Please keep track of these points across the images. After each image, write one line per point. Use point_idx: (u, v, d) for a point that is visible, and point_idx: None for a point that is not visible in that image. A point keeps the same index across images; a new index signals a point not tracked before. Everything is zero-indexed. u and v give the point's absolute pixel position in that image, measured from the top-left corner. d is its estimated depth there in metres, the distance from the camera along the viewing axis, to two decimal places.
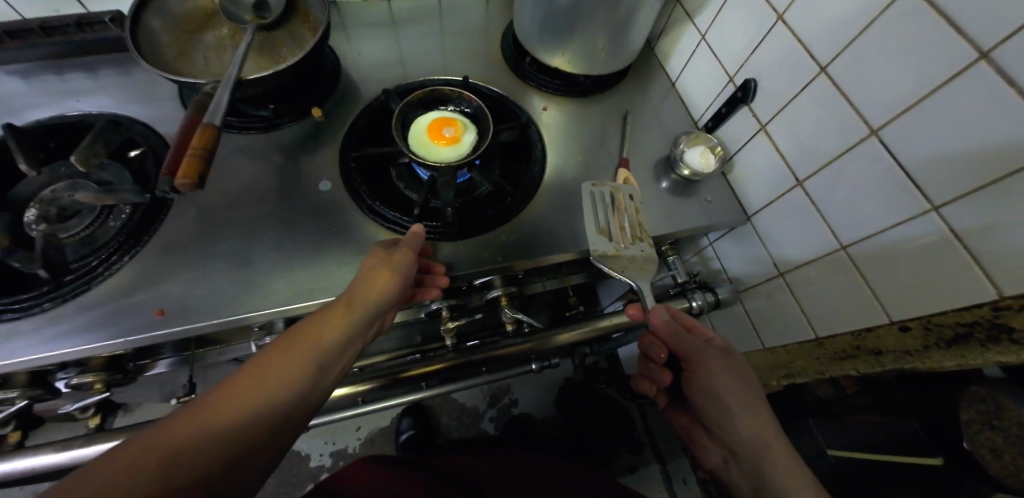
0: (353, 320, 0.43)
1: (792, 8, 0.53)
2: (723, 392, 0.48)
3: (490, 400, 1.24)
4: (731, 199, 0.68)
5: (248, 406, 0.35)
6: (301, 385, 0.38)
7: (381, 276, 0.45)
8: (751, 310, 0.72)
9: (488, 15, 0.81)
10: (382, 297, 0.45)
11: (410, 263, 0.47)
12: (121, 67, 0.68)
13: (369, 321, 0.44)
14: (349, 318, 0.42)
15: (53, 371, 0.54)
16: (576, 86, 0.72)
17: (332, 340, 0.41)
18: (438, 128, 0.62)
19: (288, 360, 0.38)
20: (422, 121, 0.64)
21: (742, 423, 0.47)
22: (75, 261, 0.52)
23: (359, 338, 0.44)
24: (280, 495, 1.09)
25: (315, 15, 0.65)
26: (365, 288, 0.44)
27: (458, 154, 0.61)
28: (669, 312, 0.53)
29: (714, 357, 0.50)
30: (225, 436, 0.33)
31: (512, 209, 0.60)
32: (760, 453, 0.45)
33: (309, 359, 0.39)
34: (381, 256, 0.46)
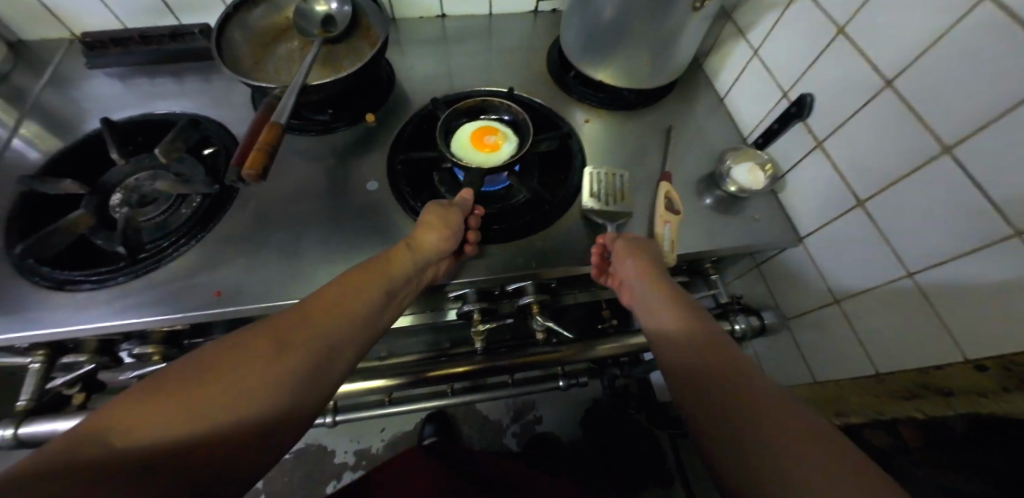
0: (401, 267, 0.46)
1: (855, 20, 0.50)
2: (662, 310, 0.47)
3: (514, 414, 1.22)
4: (780, 218, 0.64)
5: (329, 325, 0.38)
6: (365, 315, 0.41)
7: (432, 230, 0.50)
8: (801, 339, 0.67)
9: (535, 32, 0.84)
10: (433, 248, 0.49)
11: (457, 222, 0.52)
12: (203, 74, 0.76)
13: (416, 270, 0.48)
14: (409, 263, 0.47)
15: (119, 341, 0.59)
16: (619, 100, 0.73)
17: (396, 277, 0.45)
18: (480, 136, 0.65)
19: (360, 286, 0.42)
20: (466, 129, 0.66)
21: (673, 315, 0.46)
22: (149, 241, 0.58)
23: (407, 285, 0.47)
24: (304, 488, 1.12)
25: (375, 29, 0.70)
26: (418, 239, 0.49)
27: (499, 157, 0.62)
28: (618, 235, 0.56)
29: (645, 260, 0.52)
30: (311, 349, 0.36)
31: (548, 217, 0.60)
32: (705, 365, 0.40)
33: (378, 290, 0.43)
34: (432, 214, 0.51)
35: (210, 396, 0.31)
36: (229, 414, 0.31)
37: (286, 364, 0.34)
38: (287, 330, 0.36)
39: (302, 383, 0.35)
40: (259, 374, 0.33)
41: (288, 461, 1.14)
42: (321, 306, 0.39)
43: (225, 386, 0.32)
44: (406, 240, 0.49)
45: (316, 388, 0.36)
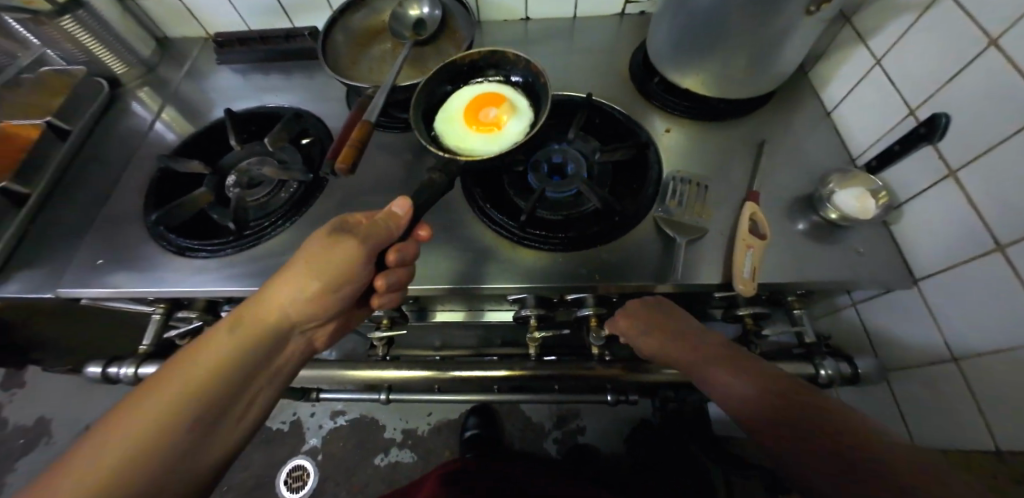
0: (251, 329, 0.43)
1: (1014, 29, 0.41)
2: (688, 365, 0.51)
3: (556, 420, 1.21)
4: (890, 254, 0.56)
5: (143, 419, 0.35)
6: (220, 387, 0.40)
7: (291, 278, 0.45)
8: (902, 396, 0.58)
9: (620, 35, 0.81)
10: (293, 297, 0.45)
11: (346, 259, 0.45)
12: (308, 71, 0.84)
13: (273, 329, 0.45)
14: (258, 320, 0.44)
15: (222, 304, 0.67)
16: (705, 109, 0.68)
17: (244, 340, 0.43)
18: (472, 113, 0.67)
19: (191, 364, 0.40)
20: (450, 107, 0.68)
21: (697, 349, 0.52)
22: (253, 220, 0.65)
23: (263, 349, 0.44)
24: (356, 455, 1.21)
25: (461, 32, 0.73)
26: (275, 293, 0.45)
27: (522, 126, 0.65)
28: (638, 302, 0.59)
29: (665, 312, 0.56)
30: (120, 452, 0.33)
31: (617, 229, 0.58)
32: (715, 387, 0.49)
33: (215, 359, 0.40)
34: (293, 263, 0.46)
35: None
36: None
37: (101, 467, 0.32)
38: (91, 440, 0.34)
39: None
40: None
41: (345, 428, 1.24)
42: (145, 395, 0.37)
43: None
44: (260, 297, 0.45)
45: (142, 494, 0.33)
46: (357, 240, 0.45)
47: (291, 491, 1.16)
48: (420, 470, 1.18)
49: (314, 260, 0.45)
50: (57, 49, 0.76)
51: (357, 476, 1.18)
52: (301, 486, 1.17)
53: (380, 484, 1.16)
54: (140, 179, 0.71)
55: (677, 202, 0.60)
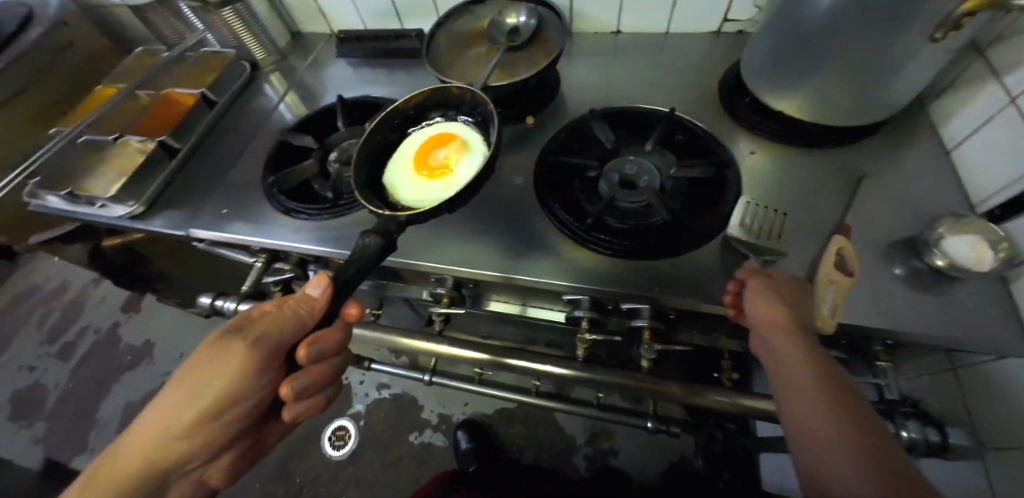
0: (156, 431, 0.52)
1: None
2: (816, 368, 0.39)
3: (589, 436, 1.19)
4: (1009, 316, 0.48)
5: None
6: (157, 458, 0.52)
7: (182, 383, 0.52)
8: (1006, 484, 0.49)
9: (713, 54, 0.79)
10: (186, 400, 0.52)
11: (236, 366, 0.50)
12: (409, 68, 0.92)
13: (171, 426, 0.52)
14: (160, 423, 0.52)
15: (311, 261, 0.76)
16: (796, 134, 0.65)
17: (152, 439, 0.52)
18: (422, 159, 0.69)
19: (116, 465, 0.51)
20: (399, 160, 0.70)
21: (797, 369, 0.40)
22: (347, 192, 0.73)
23: (168, 443, 0.52)
24: (393, 428, 1.28)
25: (552, 40, 0.76)
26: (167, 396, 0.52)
27: (478, 158, 0.66)
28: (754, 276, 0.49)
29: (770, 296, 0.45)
30: None
31: (684, 244, 0.57)
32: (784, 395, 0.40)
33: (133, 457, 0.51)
34: (185, 368, 0.53)
35: None
36: None
37: None
38: None
39: None
40: None
41: (388, 401, 1.32)
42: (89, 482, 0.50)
43: None
44: (158, 401, 0.53)
45: None
46: (247, 344, 0.50)
47: (333, 449, 1.26)
48: (449, 455, 1.22)
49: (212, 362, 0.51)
50: (216, 34, 0.92)
51: (392, 449, 1.25)
52: (342, 445, 1.27)
53: (411, 460, 1.22)
54: (261, 148, 0.83)
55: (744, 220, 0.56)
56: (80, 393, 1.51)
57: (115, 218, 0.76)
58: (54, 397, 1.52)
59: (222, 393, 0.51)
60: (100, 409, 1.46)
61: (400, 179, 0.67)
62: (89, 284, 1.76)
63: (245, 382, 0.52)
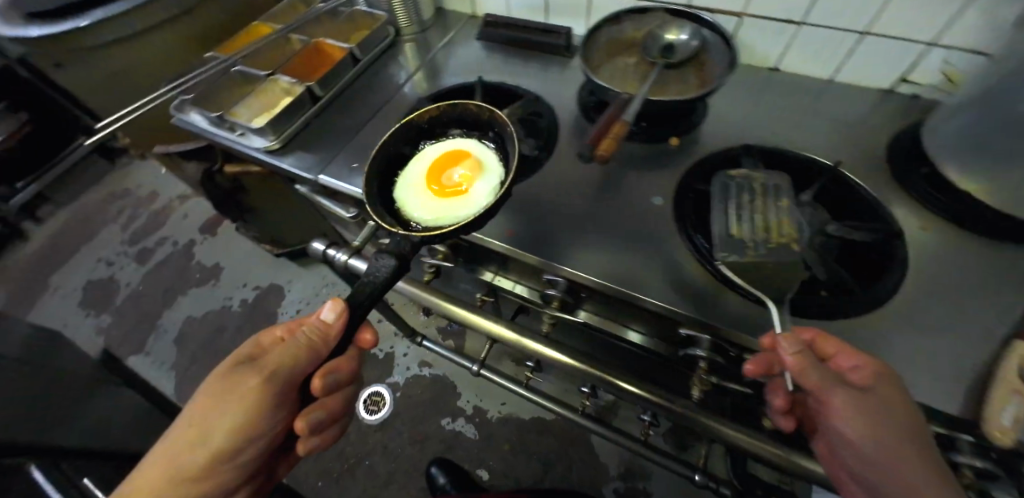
0: (186, 447, 0.57)
1: None
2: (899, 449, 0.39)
3: (623, 470, 1.15)
4: None
5: None
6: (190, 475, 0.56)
7: (209, 405, 0.57)
8: None
9: (880, 114, 0.74)
10: (213, 421, 0.56)
11: (256, 392, 0.55)
12: (544, 59, 0.90)
13: (199, 445, 0.57)
14: (192, 441, 0.57)
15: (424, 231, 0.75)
16: (982, 219, 0.58)
17: (182, 457, 0.57)
18: (436, 175, 0.70)
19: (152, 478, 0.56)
20: (411, 176, 0.71)
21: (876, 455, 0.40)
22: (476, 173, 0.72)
23: (194, 462, 0.57)
24: (428, 408, 1.29)
25: (713, 65, 0.72)
26: (199, 417, 0.58)
27: (495, 176, 0.69)
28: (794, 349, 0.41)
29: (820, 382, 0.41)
30: None
31: (839, 311, 0.52)
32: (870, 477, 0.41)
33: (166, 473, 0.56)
34: (213, 390, 0.59)
35: None
36: None
37: None
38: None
39: None
40: None
41: (428, 380, 1.33)
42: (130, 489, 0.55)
43: None
44: (191, 422, 0.59)
45: None
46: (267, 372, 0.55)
47: (367, 411, 1.29)
48: (477, 450, 1.21)
49: (236, 386, 0.56)
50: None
51: (423, 426, 1.26)
52: (376, 410, 1.29)
53: (437, 445, 1.22)
54: (391, 112, 0.84)
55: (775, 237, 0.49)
56: (148, 296, 1.62)
57: (249, 147, 0.79)
58: (126, 294, 1.63)
59: (242, 419, 0.56)
60: (163, 316, 1.56)
61: (412, 195, 0.69)
62: (176, 198, 1.88)
63: (263, 411, 0.56)
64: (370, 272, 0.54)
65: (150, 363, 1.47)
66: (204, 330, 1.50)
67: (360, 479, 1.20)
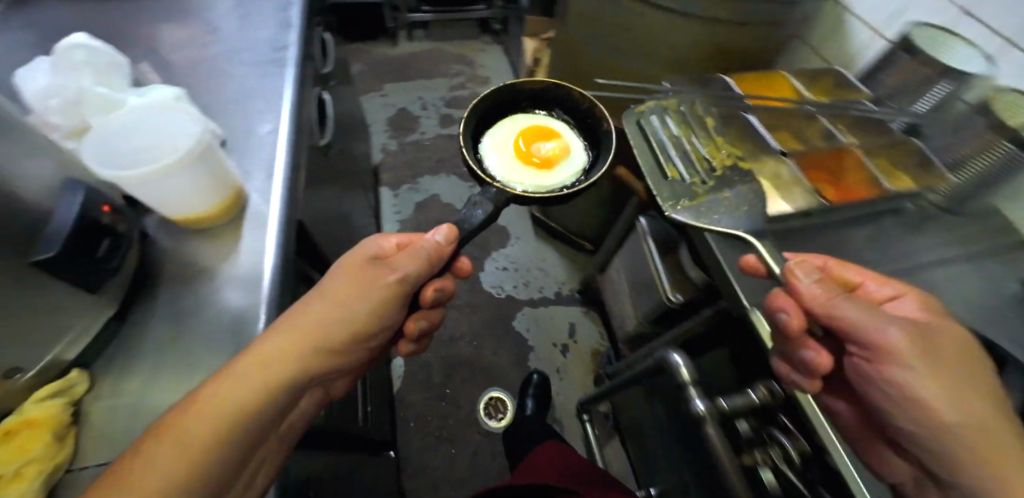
0: (332, 310, 0.52)
1: None
2: (983, 435, 0.38)
3: None
4: None
5: (268, 369, 0.43)
6: (320, 348, 0.49)
7: (356, 279, 0.55)
8: None
9: None
10: (355, 289, 0.54)
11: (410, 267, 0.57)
12: None
13: (343, 316, 0.52)
14: (332, 309, 0.52)
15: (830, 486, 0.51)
16: None
17: (324, 319, 0.50)
18: (527, 146, 0.84)
19: (298, 334, 0.47)
20: (496, 136, 0.86)
21: (949, 405, 0.39)
22: None
23: (332, 329, 0.51)
24: None
25: None
26: (337, 285, 0.54)
27: (576, 160, 0.84)
28: (811, 276, 0.47)
29: (842, 307, 0.45)
30: (246, 382, 0.41)
31: None
32: (965, 441, 0.38)
33: (308, 332, 0.49)
34: (358, 269, 0.56)
35: (187, 423, 0.36)
36: (205, 428, 0.37)
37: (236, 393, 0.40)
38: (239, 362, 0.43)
39: (242, 409, 0.39)
40: (206, 407, 0.38)
41: None
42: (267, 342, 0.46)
43: (195, 413, 0.37)
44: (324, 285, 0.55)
45: (255, 428, 0.41)
46: (421, 264, 0.57)
47: (486, 413, 1.24)
48: None
49: (350, 276, 0.55)
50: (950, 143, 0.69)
51: None
52: (493, 418, 1.23)
53: None
54: None
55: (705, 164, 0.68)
56: (428, 153, 1.79)
57: None
58: (417, 138, 1.84)
59: (381, 300, 0.55)
60: (425, 177, 1.71)
61: (494, 139, 0.85)
62: None
63: (395, 304, 0.57)
64: (470, 212, 0.62)
65: (391, 203, 1.64)
66: (438, 215, 1.61)
67: (440, 459, 1.17)
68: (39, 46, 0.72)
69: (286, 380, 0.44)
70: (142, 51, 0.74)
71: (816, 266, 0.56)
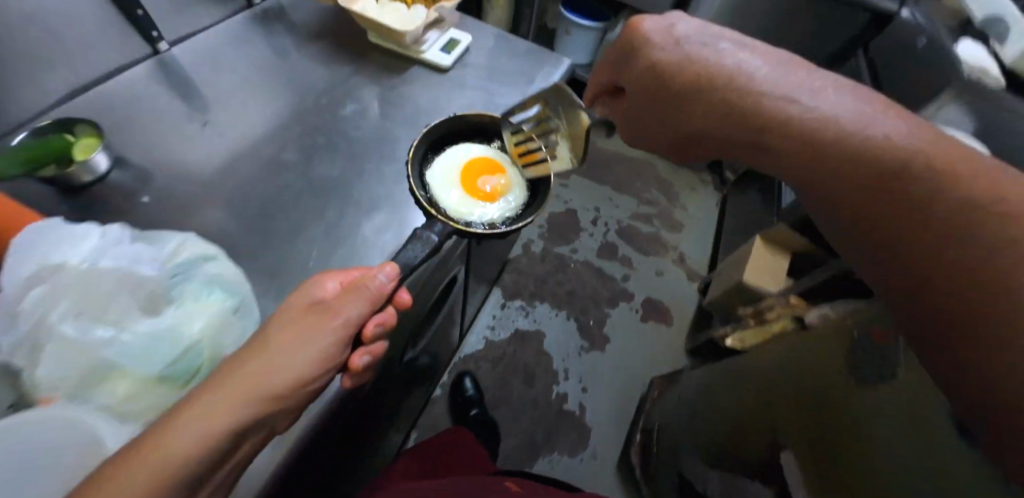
0: (268, 352, 0.33)
1: None
2: (773, 71, 0.38)
3: None
4: None
5: (175, 438, 0.27)
6: (263, 400, 0.31)
7: (307, 315, 0.36)
8: None
9: None
10: (300, 333, 0.35)
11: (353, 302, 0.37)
12: None
13: (287, 357, 0.33)
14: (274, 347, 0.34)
15: None
16: None
17: (257, 370, 0.32)
18: (470, 182, 0.67)
19: (230, 391, 0.30)
20: (437, 174, 0.66)
21: (822, 111, 0.34)
22: None
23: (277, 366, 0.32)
24: None
25: None
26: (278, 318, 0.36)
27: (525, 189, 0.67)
28: (603, 82, 0.52)
29: (606, 68, 0.50)
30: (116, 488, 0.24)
31: None
32: (841, 170, 0.32)
33: (243, 388, 0.31)
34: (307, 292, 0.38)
35: None
36: None
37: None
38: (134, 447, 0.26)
39: None
40: None
41: None
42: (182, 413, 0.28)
43: None
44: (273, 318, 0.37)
45: None
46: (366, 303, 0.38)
47: None
48: None
49: (285, 321, 0.36)
50: None
51: None
52: None
53: None
54: None
55: (549, 131, 0.60)
56: (566, 274, 1.48)
57: None
58: (566, 250, 1.53)
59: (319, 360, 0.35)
60: (543, 302, 1.40)
61: (428, 168, 0.66)
62: (681, 255, 1.60)
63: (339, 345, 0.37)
64: (411, 248, 0.44)
65: (493, 313, 1.35)
66: (528, 358, 1.29)
67: None
68: (231, 94, 0.63)
69: (230, 431, 0.29)
70: (303, 148, 0.59)
71: (608, 76, 0.50)
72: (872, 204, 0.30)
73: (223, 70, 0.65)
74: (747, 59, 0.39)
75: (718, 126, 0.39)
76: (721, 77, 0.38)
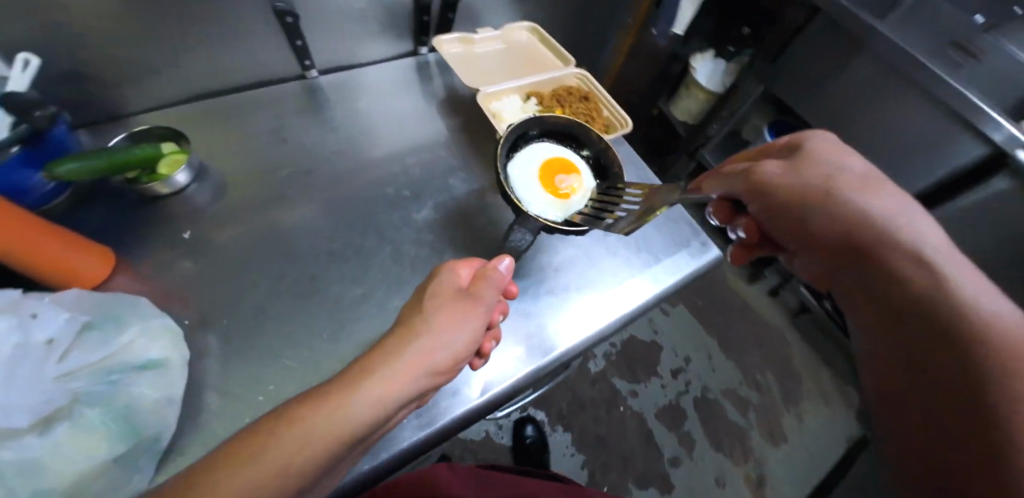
0: (426, 321, 0.35)
1: None
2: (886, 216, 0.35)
3: None
4: None
5: (360, 393, 0.30)
6: (426, 374, 0.33)
7: (447, 295, 0.37)
8: None
9: None
10: (453, 316, 0.36)
11: (487, 290, 0.38)
12: None
13: (448, 326, 0.35)
14: (427, 318, 0.35)
15: None
16: None
17: (423, 337, 0.34)
18: (550, 184, 0.57)
19: (394, 353, 0.32)
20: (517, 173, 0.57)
21: (945, 260, 0.33)
22: None
23: (436, 337, 0.34)
24: None
25: None
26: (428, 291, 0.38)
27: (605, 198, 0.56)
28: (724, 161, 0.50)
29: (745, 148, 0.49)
30: (325, 424, 0.28)
31: None
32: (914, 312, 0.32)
33: (407, 354, 0.33)
34: (448, 279, 0.39)
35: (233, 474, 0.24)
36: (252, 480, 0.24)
37: (309, 438, 0.27)
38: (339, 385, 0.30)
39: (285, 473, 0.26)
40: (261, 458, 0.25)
41: None
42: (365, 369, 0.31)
43: (254, 453, 0.26)
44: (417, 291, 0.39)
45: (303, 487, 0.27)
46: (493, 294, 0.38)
47: None
48: None
49: (434, 303, 0.36)
50: None
51: None
52: None
53: None
54: None
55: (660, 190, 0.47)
56: (607, 414, 1.24)
57: None
58: (624, 388, 1.29)
59: (466, 339, 0.36)
60: (566, 431, 1.20)
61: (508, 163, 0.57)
62: (760, 478, 1.21)
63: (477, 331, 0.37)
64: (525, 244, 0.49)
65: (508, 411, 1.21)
66: None
67: None
68: (337, 143, 0.60)
69: (400, 400, 0.31)
70: (359, 238, 0.54)
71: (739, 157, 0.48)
72: (891, 312, 0.34)
73: (347, 114, 0.63)
74: (865, 187, 0.37)
75: (803, 224, 0.39)
76: (840, 181, 0.37)
